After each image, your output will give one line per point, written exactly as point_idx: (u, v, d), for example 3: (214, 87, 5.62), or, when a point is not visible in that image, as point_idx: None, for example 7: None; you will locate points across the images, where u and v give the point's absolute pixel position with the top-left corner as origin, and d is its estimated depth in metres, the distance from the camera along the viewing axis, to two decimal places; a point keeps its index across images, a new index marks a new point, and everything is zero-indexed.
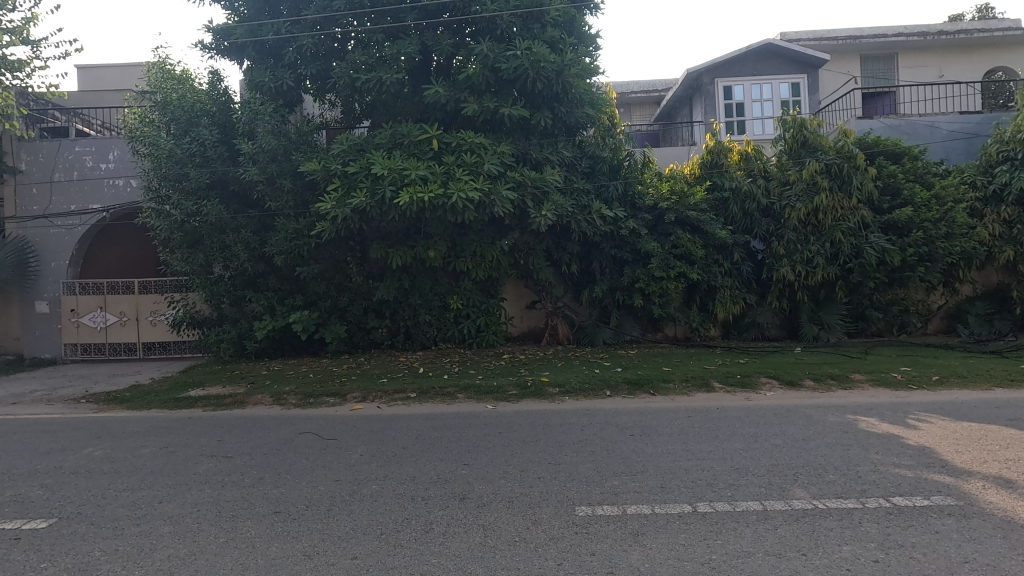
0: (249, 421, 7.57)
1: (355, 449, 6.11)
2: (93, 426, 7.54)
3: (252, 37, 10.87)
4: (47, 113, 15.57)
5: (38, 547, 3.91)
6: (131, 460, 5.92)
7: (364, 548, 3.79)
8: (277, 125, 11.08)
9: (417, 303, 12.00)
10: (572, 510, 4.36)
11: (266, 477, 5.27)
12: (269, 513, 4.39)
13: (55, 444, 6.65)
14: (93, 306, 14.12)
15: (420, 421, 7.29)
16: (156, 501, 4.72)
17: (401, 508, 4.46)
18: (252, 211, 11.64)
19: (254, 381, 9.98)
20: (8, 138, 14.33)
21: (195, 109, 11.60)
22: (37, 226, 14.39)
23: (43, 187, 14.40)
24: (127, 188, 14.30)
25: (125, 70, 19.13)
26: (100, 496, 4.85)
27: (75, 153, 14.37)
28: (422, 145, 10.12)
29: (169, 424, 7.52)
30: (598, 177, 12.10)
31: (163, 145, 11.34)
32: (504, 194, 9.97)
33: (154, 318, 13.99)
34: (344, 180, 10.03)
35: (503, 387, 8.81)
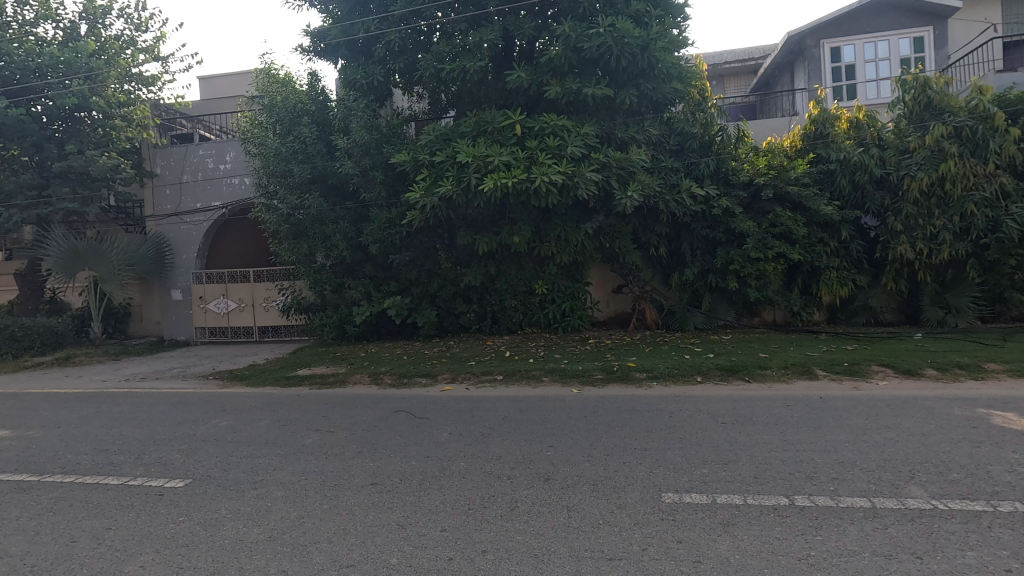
0: (351, 399, 8.15)
1: (445, 427, 6.40)
2: (220, 400, 8.48)
3: (345, 36, 11.35)
4: (176, 122, 17.47)
5: (177, 503, 4.48)
6: (250, 430, 6.61)
7: (452, 521, 3.96)
8: (369, 120, 11.66)
9: (504, 288, 12.22)
10: (659, 496, 4.28)
11: (365, 451, 5.65)
12: (368, 484, 4.72)
13: (191, 415, 7.57)
14: (217, 293, 15.75)
15: (507, 403, 7.44)
16: (272, 467, 5.24)
17: (489, 485, 4.61)
18: (349, 203, 12.42)
19: (354, 362, 10.68)
20: (146, 146, 16.21)
21: (297, 110, 12.45)
22: (171, 223, 16.24)
23: (174, 188, 16.17)
24: (242, 185, 15.70)
25: (239, 78, 20.97)
26: (226, 462, 5.46)
27: (198, 156, 15.98)
28: (505, 131, 10.18)
29: (282, 400, 8.28)
30: (688, 155, 11.55)
31: (270, 145, 12.29)
32: (588, 175, 9.83)
33: (268, 304, 15.39)
34: (432, 170, 10.35)
35: (589, 370, 8.79)
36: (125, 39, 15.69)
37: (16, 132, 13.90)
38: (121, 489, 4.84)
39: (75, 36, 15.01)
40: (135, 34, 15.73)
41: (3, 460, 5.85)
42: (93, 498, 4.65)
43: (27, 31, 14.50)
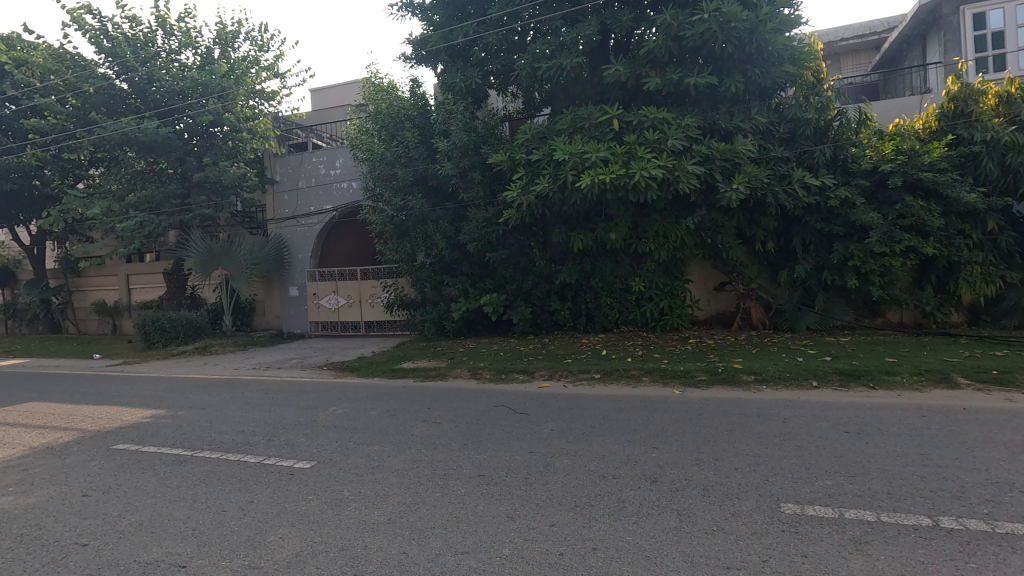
0: (452, 393, 8.45)
1: (546, 423, 6.47)
2: (336, 389, 9.17)
3: (445, 42, 11.74)
4: (292, 132, 19.05)
5: (306, 482, 4.90)
6: (365, 419, 7.08)
7: (561, 517, 3.99)
8: (468, 122, 12.02)
9: (599, 286, 12.06)
10: (777, 507, 4.04)
11: (470, 443, 5.85)
12: (476, 475, 4.88)
13: (312, 402, 8.26)
14: (329, 290, 17.01)
15: (606, 402, 7.36)
16: (386, 455, 5.57)
17: (594, 484, 4.59)
18: (448, 204, 12.89)
19: (454, 357, 11.07)
20: (268, 156, 17.80)
21: (400, 116, 13.08)
22: (289, 225, 17.72)
23: (292, 194, 17.63)
24: (351, 189, 16.81)
25: (347, 88, 22.44)
26: (346, 447, 5.88)
27: (312, 163, 17.30)
28: (603, 126, 10.05)
29: (389, 391, 8.79)
30: (800, 142, 10.77)
31: (376, 150, 12.96)
32: (690, 168, 9.46)
33: (373, 300, 16.40)
34: (528, 168, 10.44)
35: (691, 371, 8.47)
36: (250, 58, 17.31)
37: (165, 148, 15.78)
38: (259, 466, 5.39)
39: (210, 60, 16.80)
40: (258, 54, 17.32)
41: (162, 435, 6.72)
42: (237, 473, 5.21)
43: (173, 58, 16.42)
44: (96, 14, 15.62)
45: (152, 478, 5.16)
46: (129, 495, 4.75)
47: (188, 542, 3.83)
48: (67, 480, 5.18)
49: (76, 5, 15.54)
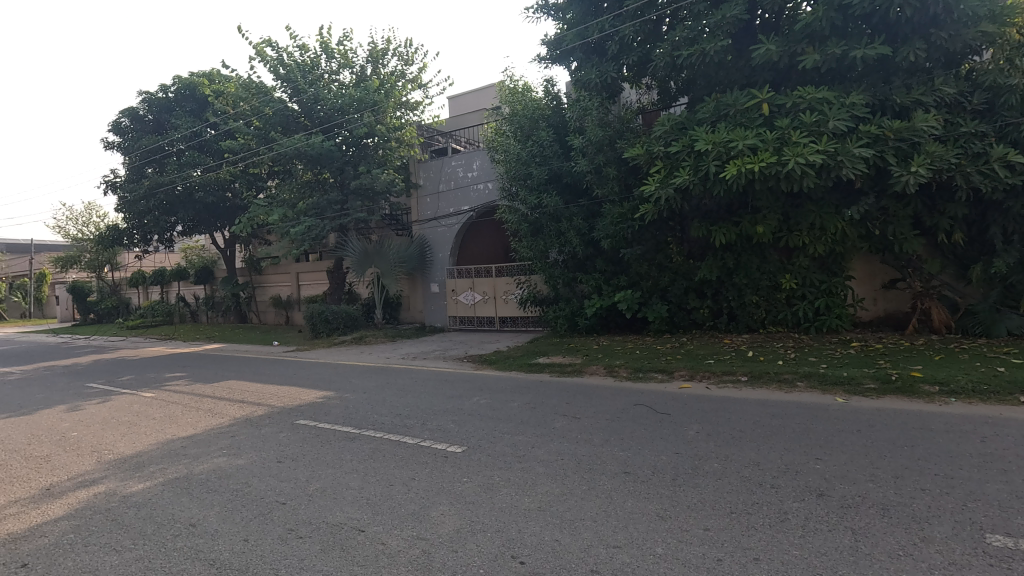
0: (590, 389, 8.48)
1: (690, 425, 6.23)
2: (477, 380, 9.68)
3: (581, 40, 11.74)
4: (434, 138, 20.49)
5: (459, 465, 5.24)
6: (506, 410, 7.38)
7: (716, 522, 3.83)
8: (603, 117, 11.90)
9: (743, 283, 11.30)
10: (980, 537, 3.49)
11: (612, 439, 5.82)
12: (621, 472, 4.85)
13: (457, 391, 8.79)
14: (466, 286, 17.94)
15: (757, 407, 6.89)
16: (530, 445, 5.74)
17: (749, 491, 4.33)
18: (582, 201, 12.96)
19: (589, 354, 11.09)
20: (413, 162, 19.30)
21: (536, 116, 13.33)
22: (431, 226, 19.03)
23: (434, 196, 18.94)
24: (487, 190, 17.56)
25: (482, 93, 23.51)
26: (492, 435, 6.17)
27: (452, 167, 18.39)
28: (750, 112, 9.38)
29: (526, 384, 9.07)
30: (999, 114, 9.13)
31: (513, 151, 13.31)
32: (856, 151, 8.49)
33: (507, 296, 16.97)
34: (667, 161, 10.06)
35: (856, 378, 7.61)
36: (398, 73, 18.79)
37: (328, 159, 17.65)
38: (416, 448, 5.87)
39: (364, 77, 18.52)
40: (405, 68, 18.75)
41: (333, 414, 7.60)
42: (398, 452, 5.73)
43: (333, 78, 18.35)
44: (275, 47, 17.99)
45: (330, 451, 5.86)
46: (313, 465, 5.44)
47: (364, 510, 4.29)
48: (264, 448, 6.07)
49: (260, 40, 18.02)
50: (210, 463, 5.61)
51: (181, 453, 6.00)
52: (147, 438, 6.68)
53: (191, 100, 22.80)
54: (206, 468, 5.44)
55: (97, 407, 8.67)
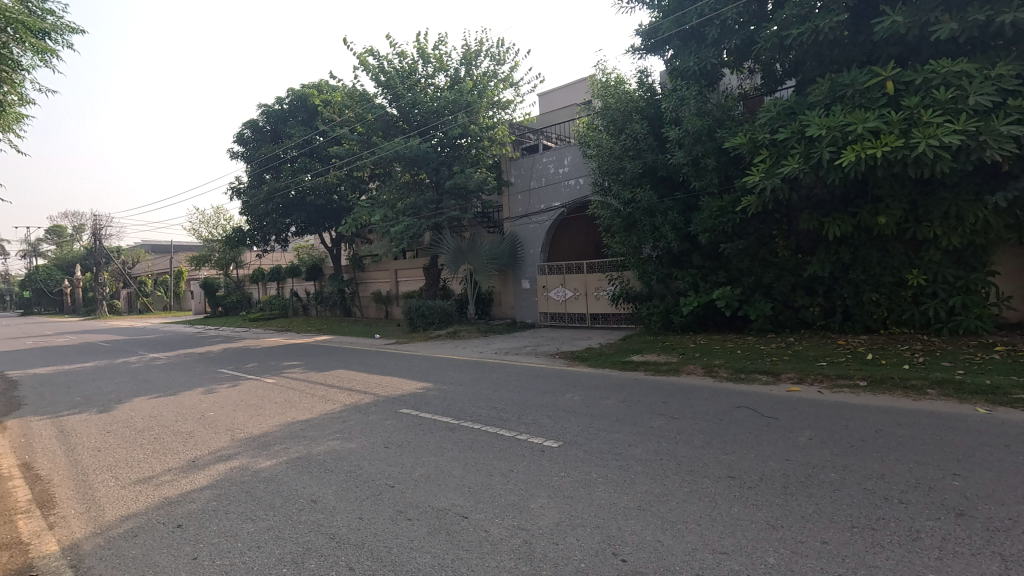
0: (688, 388, 8.21)
1: (802, 430, 5.83)
2: (571, 377, 9.69)
3: (678, 27, 11.32)
4: (525, 136, 20.79)
5: (556, 459, 5.29)
6: (601, 406, 7.32)
7: (836, 536, 3.57)
8: (701, 106, 11.40)
9: (861, 279, 10.37)
10: None
11: (715, 442, 5.60)
12: (725, 476, 4.65)
13: (550, 386, 8.86)
14: (557, 283, 18.00)
15: (878, 414, 6.31)
16: (627, 444, 5.66)
17: (872, 505, 3.99)
18: (678, 194, 12.54)
19: (685, 353, 10.70)
20: (505, 160, 19.73)
21: (629, 108, 13.03)
22: (522, 223, 19.29)
23: (525, 194, 19.19)
24: (578, 185, 17.46)
25: (572, 88, 23.49)
26: (588, 432, 6.15)
27: (543, 163, 18.50)
28: (872, 92, 8.56)
29: (621, 382, 8.94)
30: None
31: (605, 145, 13.09)
32: (1002, 129, 7.49)
33: (598, 293, 16.82)
34: (773, 149, 9.45)
35: (1002, 386, 6.73)
36: (490, 73, 19.14)
37: (425, 161, 18.33)
38: (513, 440, 5.99)
39: (458, 79, 19.06)
40: (496, 68, 19.07)
41: (433, 404, 7.95)
42: (497, 444, 5.89)
43: (429, 82, 19.02)
44: (376, 56, 19.00)
45: (432, 440, 6.15)
46: (417, 451, 5.73)
47: (466, 497, 4.46)
48: (371, 434, 6.48)
49: (363, 50, 19.09)
50: (325, 445, 6.09)
51: (301, 435, 6.56)
52: (271, 420, 7.35)
53: (302, 110, 24.67)
54: (323, 450, 5.91)
55: (229, 391, 9.69)
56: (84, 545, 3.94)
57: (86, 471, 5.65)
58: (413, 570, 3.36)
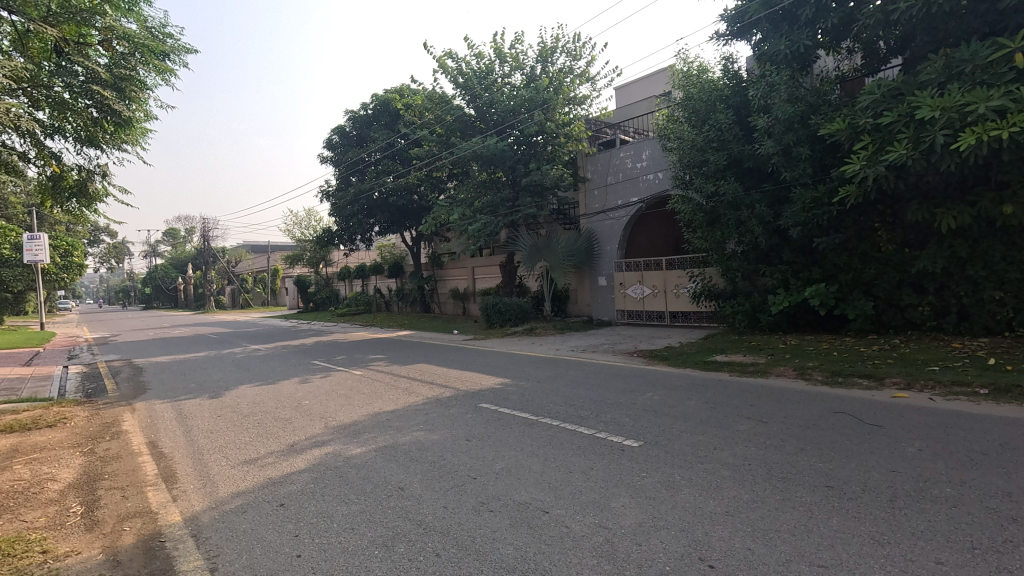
0: (777, 391, 7.78)
1: (910, 440, 5.34)
2: (650, 376, 9.48)
3: (767, 9, 10.71)
4: (602, 131, 20.52)
5: (637, 459, 5.20)
6: (683, 407, 7.10)
7: (954, 557, 3.25)
8: (793, 92, 10.72)
9: (980, 275, 9.34)
10: None
11: (809, 449, 5.26)
12: (822, 486, 4.37)
13: (629, 385, 8.71)
14: (635, 280, 17.67)
15: (1002, 426, 5.67)
16: (712, 447, 5.45)
17: (997, 527, 3.59)
18: (767, 186, 11.88)
19: (774, 354, 10.13)
20: (582, 156, 19.59)
21: (713, 98, 12.50)
22: (598, 219, 19.09)
23: (602, 190, 18.97)
24: (657, 180, 17.01)
25: (651, 80, 22.89)
26: (670, 433, 5.99)
27: (621, 158, 18.18)
28: (996, 66, 7.67)
29: (704, 383, 8.62)
30: None
31: (687, 137, 12.63)
32: None
33: (678, 290, 16.31)
34: (876, 134, 8.71)
35: None
36: (567, 69, 19.02)
37: (501, 159, 18.55)
38: (592, 438, 5.96)
39: (534, 77, 19.11)
40: (573, 63, 18.92)
41: (511, 400, 8.06)
42: (575, 441, 5.87)
43: (506, 81, 19.19)
44: (455, 58, 19.45)
45: (511, 434, 6.23)
46: (497, 445, 5.83)
47: (547, 493, 4.49)
48: (453, 426, 6.68)
49: (443, 53, 19.60)
50: (410, 436, 6.35)
51: (387, 425, 6.88)
52: (360, 410, 7.76)
53: (385, 114, 25.76)
54: (408, 440, 6.17)
55: (322, 381, 10.32)
56: (202, 517, 4.36)
57: (200, 450, 6.23)
58: (498, 561, 3.43)
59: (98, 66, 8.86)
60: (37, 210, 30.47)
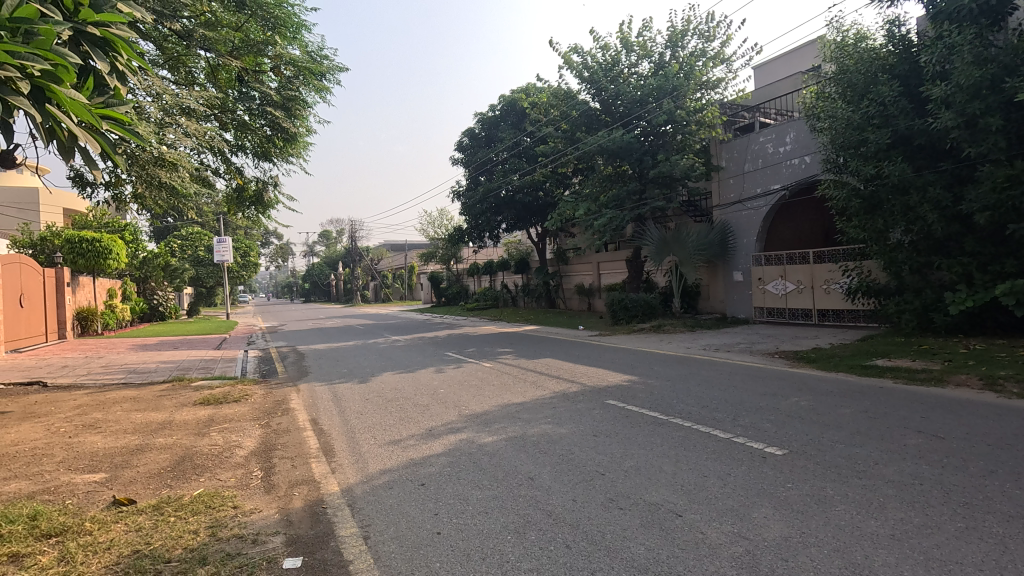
0: (956, 403, 6.72)
1: None
2: (795, 379, 8.70)
3: None
4: (739, 115, 19.16)
5: (781, 469, 4.80)
6: (836, 416, 6.41)
7: None
8: (980, 52, 9.14)
9: None
10: None
11: (1003, 472, 4.46)
12: (1019, 517, 3.68)
13: (771, 388, 8.08)
14: (776, 275, 16.38)
15: None
16: (873, 461, 4.86)
17: None
18: (943, 165, 10.27)
19: (953, 359, 8.75)
20: (715, 143, 18.48)
21: (874, 69, 11.10)
22: (734, 210, 17.90)
23: (738, 178, 17.74)
24: (803, 165, 15.52)
25: (795, 56, 20.92)
26: (820, 442, 5.45)
27: (760, 143, 16.86)
28: None
29: (861, 389, 7.71)
30: None
31: (841, 115, 11.30)
32: None
33: (829, 286, 14.87)
34: None
35: None
36: (699, 52, 18.03)
37: (628, 151, 18.09)
38: (729, 442, 5.61)
39: (663, 64, 18.37)
40: (706, 45, 17.88)
41: (640, 398, 7.87)
42: (710, 445, 5.58)
43: (633, 71, 18.67)
44: (580, 52, 19.35)
45: (641, 433, 6.10)
46: (626, 443, 5.74)
47: (679, 495, 4.32)
48: (580, 421, 6.70)
49: (568, 49, 19.60)
50: (538, 428, 6.48)
51: (517, 417, 7.08)
52: (491, 401, 8.08)
53: (512, 114, 26.46)
54: (537, 432, 6.31)
55: (455, 372, 10.91)
56: (356, 490, 4.85)
57: (353, 430, 6.92)
58: (630, 560, 3.37)
59: (271, 90, 10.18)
60: (224, 217, 35.90)
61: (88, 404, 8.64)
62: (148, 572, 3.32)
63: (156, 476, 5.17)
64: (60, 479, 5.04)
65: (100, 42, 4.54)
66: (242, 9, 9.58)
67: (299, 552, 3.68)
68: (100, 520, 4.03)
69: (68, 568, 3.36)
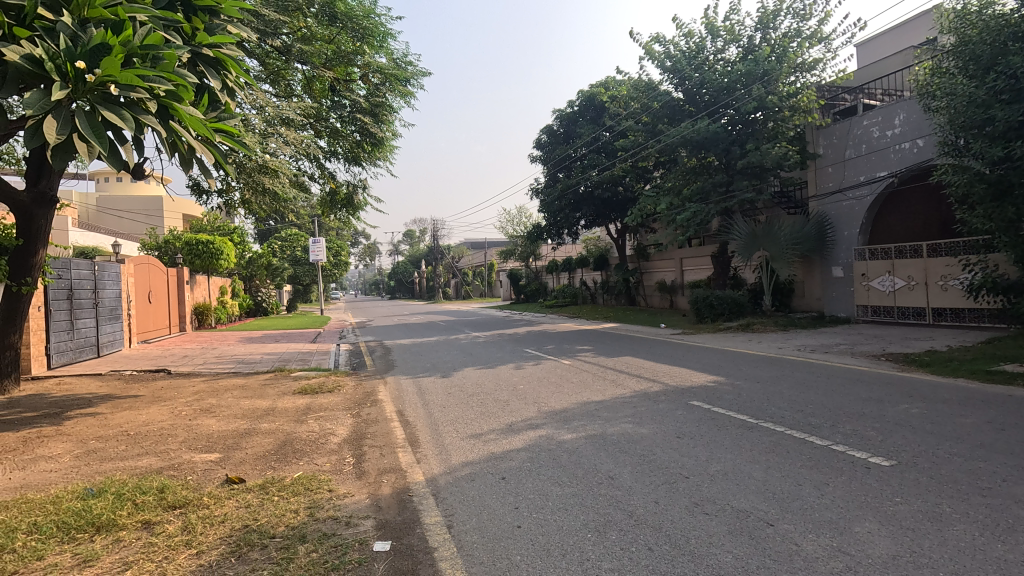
0: None
1: None
2: (905, 384, 7.95)
3: None
4: (839, 97, 17.74)
5: (889, 481, 4.41)
6: (954, 425, 5.80)
7: None
8: None
9: None
10: None
11: None
12: None
13: (876, 393, 7.43)
14: (882, 270, 15.10)
15: None
16: (1000, 478, 4.35)
17: None
18: None
19: None
20: (812, 129, 17.24)
21: (1003, 38, 9.87)
22: (833, 200, 16.64)
23: (838, 165, 16.45)
24: (915, 149, 14.12)
25: (905, 29, 19.08)
26: (935, 454, 4.95)
27: (864, 126, 15.53)
28: None
29: (984, 397, 6.92)
30: None
31: (961, 92, 10.14)
32: None
33: (946, 282, 13.47)
34: None
35: None
36: (793, 32, 16.88)
37: (714, 142, 17.30)
38: (827, 450, 5.23)
39: (752, 47, 17.38)
40: (801, 25, 16.71)
41: (727, 400, 7.53)
42: (806, 451, 5.22)
43: (719, 57, 17.82)
44: (663, 41, 18.73)
45: (729, 436, 5.83)
46: (712, 446, 5.51)
47: (770, 504, 4.10)
48: (663, 421, 6.51)
49: (649, 38, 19.04)
50: (619, 427, 6.38)
51: (597, 415, 7.01)
52: (571, 398, 8.06)
53: (591, 109, 26.11)
54: (617, 431, 6.21)
55: (534, 368, 10.98)
56: (439, 480, 5.02)
57: (436, 423, 7.16)
58: (716, 567, 3.25)
59: (360, 97, 10.73)
60: (318, 219, 38.32)
61: (204, 390, 9.57)
62: (256, 545, 3.64)
63: (262, 458, 5.63)
64: (182, 457, 5.62)
65: (214, 62, 5.03)
66: (334, 22, 10.16)
67: (388, 536, 3.86)
68: (215, 496, 4.45)
69: (190, 537, 3.74)
